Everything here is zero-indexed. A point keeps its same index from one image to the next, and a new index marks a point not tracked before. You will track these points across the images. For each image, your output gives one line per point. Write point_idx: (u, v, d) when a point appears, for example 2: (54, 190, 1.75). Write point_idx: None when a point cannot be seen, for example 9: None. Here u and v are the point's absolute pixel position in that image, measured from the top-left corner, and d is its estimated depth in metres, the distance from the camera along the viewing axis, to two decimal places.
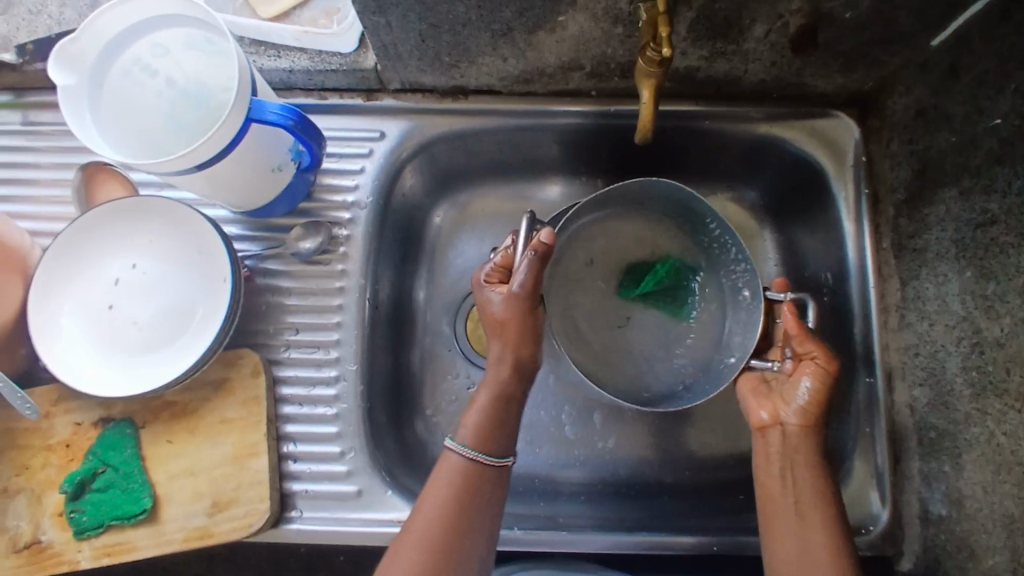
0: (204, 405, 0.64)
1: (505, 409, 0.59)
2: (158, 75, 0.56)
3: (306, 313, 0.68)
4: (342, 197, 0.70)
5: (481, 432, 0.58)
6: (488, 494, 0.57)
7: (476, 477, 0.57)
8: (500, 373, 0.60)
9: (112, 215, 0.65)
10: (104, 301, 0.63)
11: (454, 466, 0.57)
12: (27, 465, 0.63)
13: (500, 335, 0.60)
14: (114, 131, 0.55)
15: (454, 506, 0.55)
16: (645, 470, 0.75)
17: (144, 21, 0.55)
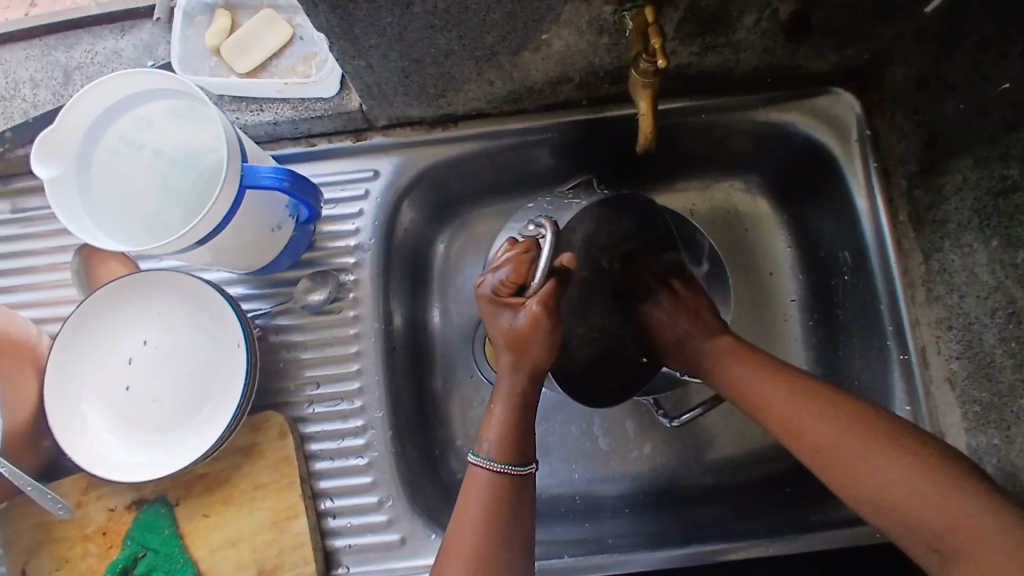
0: (235, 474, 0.63)
1: (526, 415, 0.56)
2: (146, 146, 0.56)
3: (325, 364, 0.67)
4: (344, 243, 0.69)
5: (502, 442, 0.54)
6: (514, 506, 0.52)
7: (507, 486, 0.53)
8: (519, 383, 0.55)
9: (116, 294, 0.64)
10: (120, 383, 0.62)
11: (482, 481, 0.53)
12: (66, 558, 0.62)
13: (514, 352, 0.55)
14: (109, 215, 0.54)
15: (489, 522, 0.51)
16: (686, 474, 0.74)
17: (124, 97, 0.53)
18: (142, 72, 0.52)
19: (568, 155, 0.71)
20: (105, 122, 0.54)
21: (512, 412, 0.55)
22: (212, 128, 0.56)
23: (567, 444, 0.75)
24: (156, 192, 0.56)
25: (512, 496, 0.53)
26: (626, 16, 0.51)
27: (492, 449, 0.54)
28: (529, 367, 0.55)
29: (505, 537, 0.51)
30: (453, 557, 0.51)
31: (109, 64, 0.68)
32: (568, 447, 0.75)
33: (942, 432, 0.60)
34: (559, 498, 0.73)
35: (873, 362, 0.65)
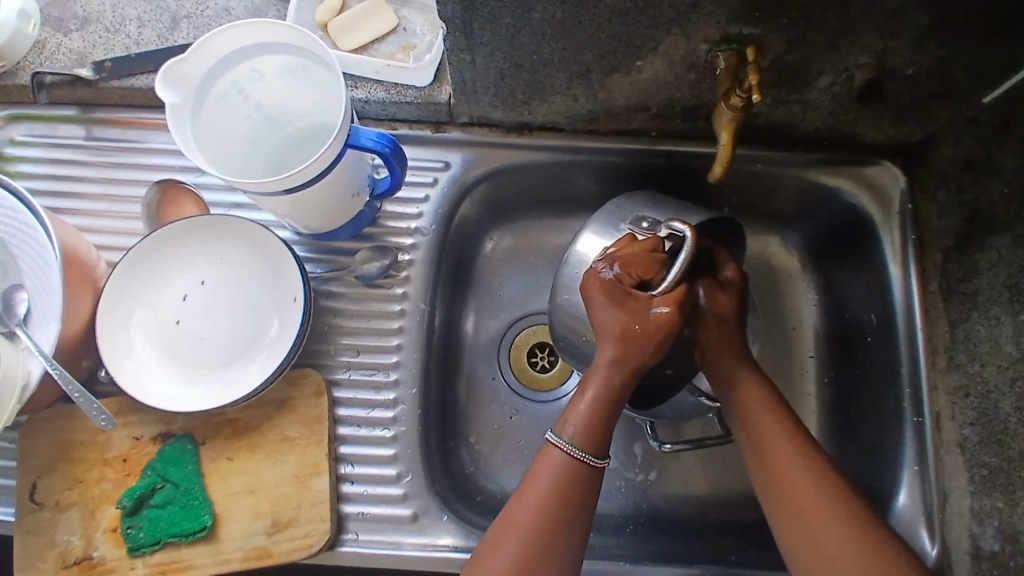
0: (266, 423, 0.64)
1: (612, 408, 0.57)
2: (251, 100, 0.59)
3: (366, 335, 0.69)
4: (406, 224, 0.72)
5: (584, 427, 0.56)
6: (584, 492, 0.55)
7: (577, 474, 0.55)
8: (616, 376, 0.57)
9: (185, 231, 0.66)
10: (172, 317, 0.64)
11: (554, 463, 0.56)
12: (80, 479, 0.63)
13: (621, 341, 0.57)
14: (209, 149, 0.57)
15: (546, 500, 0.54)
16: (688, 504, 0.75)
17: (248, 46, 0.56)
18: (274, 26, 0.55)
19: (626, 181, 0.75)
20: (225, 66, 0.57)
21: (602, 403, 0.57)
22: (318, 92, 0.59)
23: None
24: (248, 140, 0.60)
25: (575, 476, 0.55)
26: (721, 56, 0.56)
27: (575, 434, 0.56)
28: (634, 363, 0.57)
29: (564, 525, 0.54)
30: (513, 525, 0.54)
31: (217, 20, 0.71)
32: None
33: (946, 494, 0.64)
34: None
35: (885, 421, 0.68)
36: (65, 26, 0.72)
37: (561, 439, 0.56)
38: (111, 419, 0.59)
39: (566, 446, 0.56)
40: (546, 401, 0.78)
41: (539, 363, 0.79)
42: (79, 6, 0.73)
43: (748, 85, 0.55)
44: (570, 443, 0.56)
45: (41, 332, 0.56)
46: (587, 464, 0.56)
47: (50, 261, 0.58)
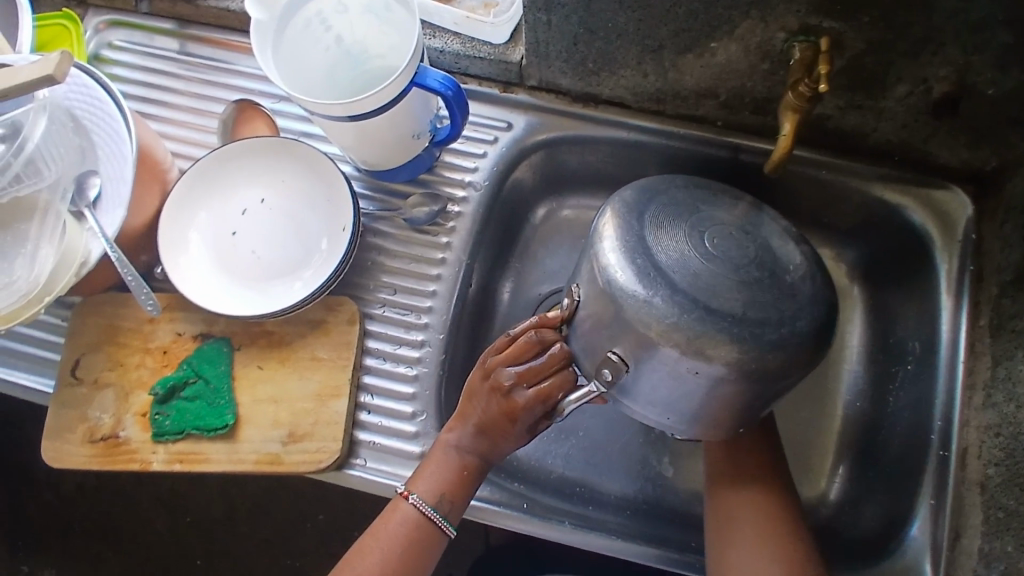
0: (298, 340, 0.67)
1: (467, 481, 0.61)
2: (328, 36, 0.62)
3: (405, 276, 0.71)
4: (460, 177, 0.73)
5: (448, 497, 0.60)
6: (426, 548, 0.60)
7: (423, 532, 0.60)
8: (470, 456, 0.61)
9: (255, 150, 0.69)
10: (229, 228, 0.68)
11: (403, 516, 0.60)
12: (122, 363, 0.67)
13: (478, 429, 0.60)
14: (287, 70, 0.60)
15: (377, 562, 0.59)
16: (692, 499, 0.75)
17: None
18: None
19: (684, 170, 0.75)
20: None
21: (449, 469, 0.60)
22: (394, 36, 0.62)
23: (589, 433, 0.77)
24: (325, 72, 0.63)
25: (415, 541, 0.59)
26: (796, 47, 0.56)
27: (425, 492, 0.60)
28: (489, 446, 0.60)
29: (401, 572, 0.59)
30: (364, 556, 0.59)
31: None
32: (589, 438, 0.77)
33: (958, 531, 0.62)
34: (566, 479, 0.75)
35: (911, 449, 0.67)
36: None
37: (437, 513, 0.60)
38: (157, 306, 0.63)
39: (418, 504, 0.60)
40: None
41: None
42: None
43: (818, 77, 0.54)
44: (422, 502, 0.59)
45: (106, 217, 0.59)
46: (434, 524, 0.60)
47: (126, 153, 0.61)
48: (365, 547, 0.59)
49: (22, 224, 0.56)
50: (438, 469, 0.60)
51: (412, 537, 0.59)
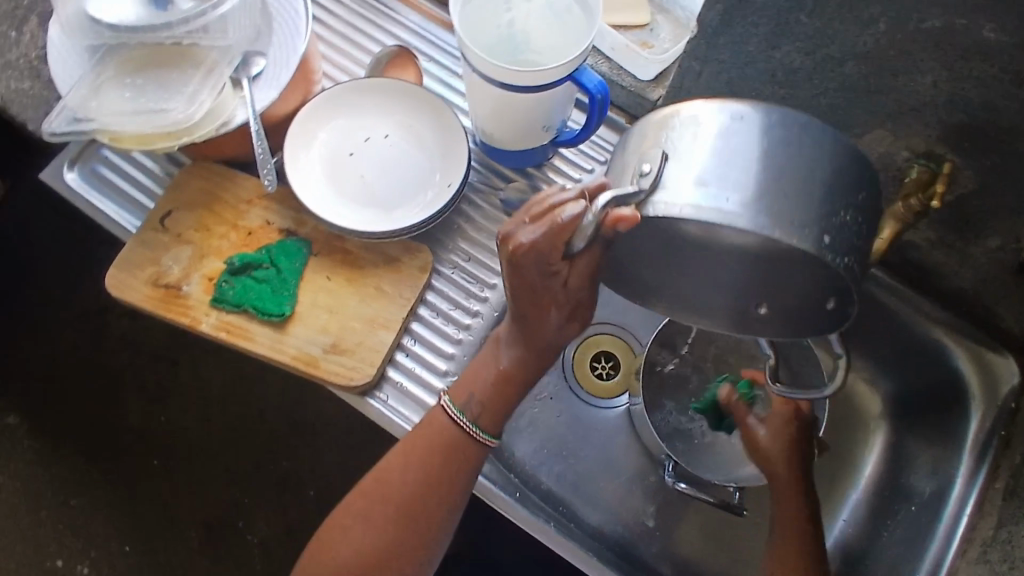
0: (370, 268, 0.70)
1: (509, 386, 0.65)
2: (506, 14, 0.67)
3: (482, 250, 0.74)
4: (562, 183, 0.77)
5: (484, 407, 0.65)
6: (463, 458, 0.63)
7: (454, 444, 0.63)
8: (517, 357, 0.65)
9: (395, 89, 0.74)
10: (348, 148, 0.72)
11: (439, 427, 0.64)
12: (208, 227, 0.70)
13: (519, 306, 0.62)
14: (467, 19, 0.66)
15: (413, 470, 0.63)
16: (661, 557, 0.77)
17: None
18: None
19: None
20: None
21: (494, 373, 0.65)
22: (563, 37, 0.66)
23: (588, 460, 0.80)
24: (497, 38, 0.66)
25: (444, 457, 0.63)
26: (915, 168, 0.60)
27: (466, 407, 0.65)
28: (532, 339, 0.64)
29: (441, 477, 0.63)
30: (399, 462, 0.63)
31: None
32: (586, 464, 0.80)
33: None
34: (551, 494, 0.78)
35: None
36: None
37: (465, 419, 0.64)
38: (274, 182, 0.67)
39: (453, 416, 0.64)
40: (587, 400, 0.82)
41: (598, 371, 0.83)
42: None
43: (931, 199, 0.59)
44: (458, 415, 0.64)
45: (261, 93, 0.64)
46: (471, 438, 0.64)
47: (297, 47, 0.65)
48: (399, 454, 0.64)
49: (188, 70, 0.60)
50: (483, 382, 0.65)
51: (446, 453, 0.63)
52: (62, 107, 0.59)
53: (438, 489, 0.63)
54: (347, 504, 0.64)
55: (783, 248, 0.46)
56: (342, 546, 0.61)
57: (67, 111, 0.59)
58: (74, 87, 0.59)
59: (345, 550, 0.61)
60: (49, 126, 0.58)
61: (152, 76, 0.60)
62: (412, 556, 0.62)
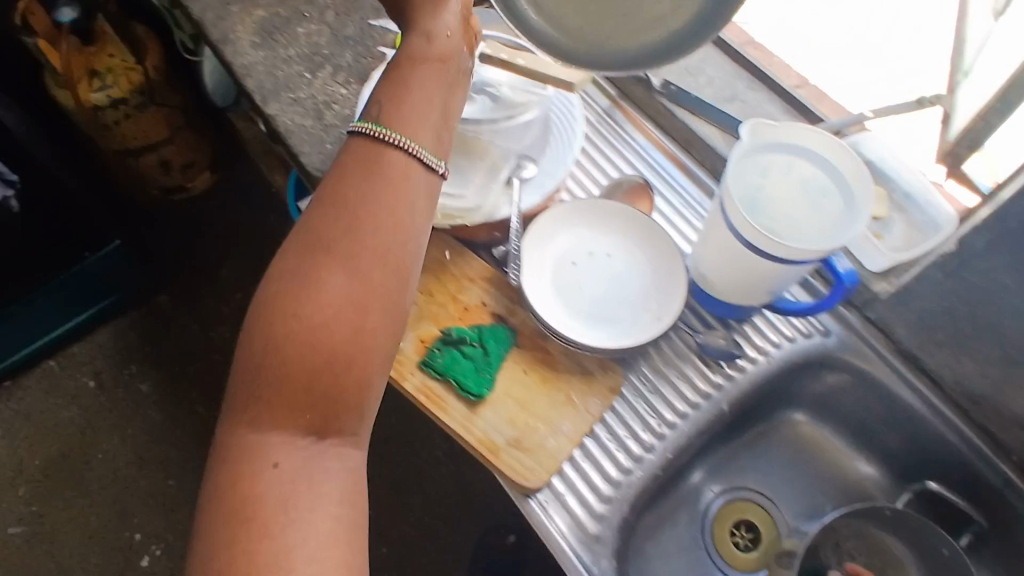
0: (564, 374, 0.72)
1: (425, 198, 0.53)
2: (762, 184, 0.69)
3: (669, 387, 0.75)
4: (762, 344, 0.79)
5: (400, 198, 0.51)
6: (411, 211, 0.51)
7: (392, 167, 0.52)
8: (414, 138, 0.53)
9: (626, 217, 0.78)
10: (572, 258, 0.76)
11: (388, 157, 0.52)
12: (431, 293, 0.75)
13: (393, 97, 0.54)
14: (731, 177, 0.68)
15: (358, 225, 0.50)
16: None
17: (815, 153, 0.68)
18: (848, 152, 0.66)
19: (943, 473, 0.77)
20: (788, 151, 0.69)
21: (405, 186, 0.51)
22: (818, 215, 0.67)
23: None
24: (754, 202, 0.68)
25: (391, 312, 0.49)
26: None
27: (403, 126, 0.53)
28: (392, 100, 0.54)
29: (381, 262, 0.49)
30: (322, 232, 0.49)
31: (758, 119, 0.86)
32: None
33: None
34: None
35: None
36: None
37: (424, 149, 0.53)
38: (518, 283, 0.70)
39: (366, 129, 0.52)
40: (722, 568, 0.80)
41: (735, 540, 0.81)
42: None
43: None
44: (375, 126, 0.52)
45: (528, 192, 0.69)
46: (411, 158, 0.52)
47: (566, 160, 0.70)
48: (321, 211, 0.51)
49: (473, 160, 0.69)
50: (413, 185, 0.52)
51: (367, 170, 0.51)
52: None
53: (355, 224, 0.49)
54: (313, 237, 0.49)
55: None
56: (316, 308, 0.47)
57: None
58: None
59: (304, 341, 0.47)
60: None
61: (444, 159, 0.68)
62: (367, 411, 0.50)
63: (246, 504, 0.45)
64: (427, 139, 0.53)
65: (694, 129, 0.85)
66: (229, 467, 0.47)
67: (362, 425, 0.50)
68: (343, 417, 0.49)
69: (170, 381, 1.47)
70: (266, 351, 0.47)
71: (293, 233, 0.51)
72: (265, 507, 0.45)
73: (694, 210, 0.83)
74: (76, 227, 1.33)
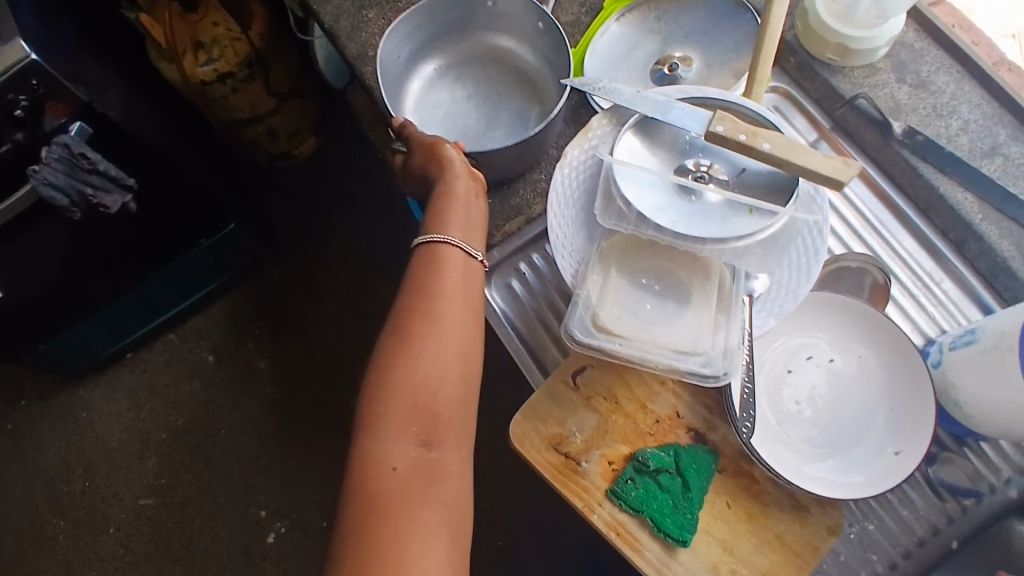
0: (774, 510, 0.62)
1: (428, 267, 0.60)
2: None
3: (889, 520, 0.64)
4: (1004, 472, 0.66)
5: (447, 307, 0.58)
6: (464, 265, 0.61)
7: (448, 248, 0.61)
8: (454, 254, 0.61)
9: (856, 313, 0.65)
10: (789, 364, 0.65)
11: (453, 255, 0.61)
12: (618, 400, 0.65)
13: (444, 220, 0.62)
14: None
15: (435, 284, 0.59)
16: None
17: None
18: None
19: None
20: None
21: (460, 279, 0.60)
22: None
23: None
24: None
25: (432, 262, 0.60)
26: None
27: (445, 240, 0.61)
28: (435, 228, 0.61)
29: (441, 289, 0.59)
30: (421, 332, 0.57)
31: None
32: None
33: None
34: None
35: None
36: (903, 75, 0.72)
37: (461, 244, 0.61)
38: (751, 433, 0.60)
39: (454, 241, 0.61)
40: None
41: None
42: (926, 68, 0.73)
43: None
44: (451, 237, 0.61)
45: (759, 316, 0.57)
46: (451, 247, 0.61)
47: (811, 274, 0.56)
48: (410, 291, 0.59)
49: (698, 278, 0.57)
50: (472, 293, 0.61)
51: (429, 255, 0.60)
52: (578, 307, 0.55)
53: (431, 284, 0.59)
54: (410, 321, 0.57)
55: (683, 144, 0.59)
56: (433, 367, 0.56)
57: (581, 308, 0.55)
58: (586, 275, 0.56)
59: (413, 383, 0.55)
60: (570, 332, 0.54)
61: (666, 277, 0.57)
62: (461, 429, 0.57)
63: (372, 513, 0.50)
64: (476, 241, 0.63)
65: (942, 195, 0.69)
66: (365, 486, 0.52)
67: (462, 434, 0.56)
68: (445, 431, 0.55)
69: (284, 363, 1.42)
70: (388, 397, 0.55)
71: (394, 313, 0.59)
72: (395, 503, 0.51)
73: (933, 298, 0.69)
74: (190, 213, 1.21)
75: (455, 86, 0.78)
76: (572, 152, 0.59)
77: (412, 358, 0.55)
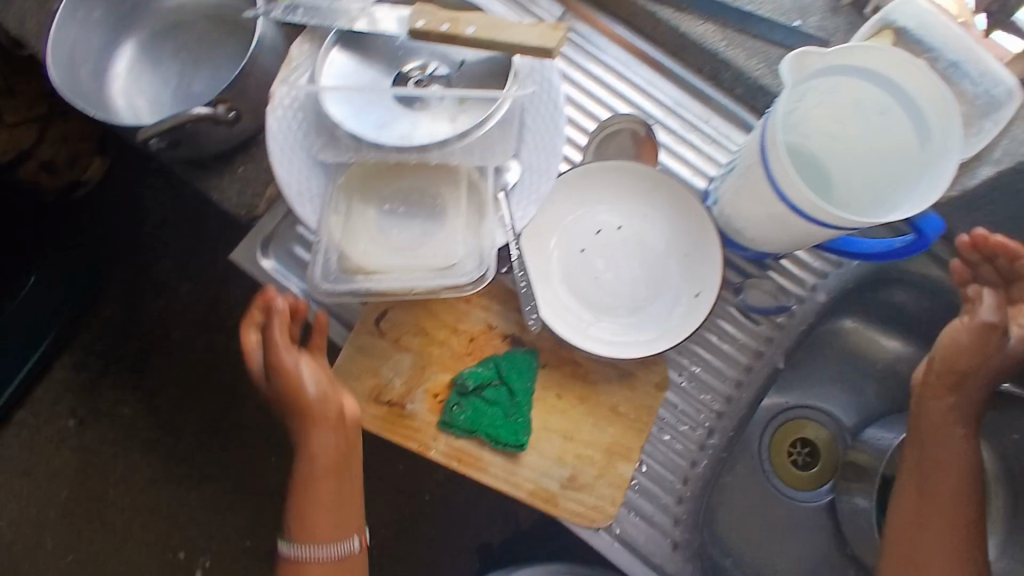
0: (603, 385, 0.63)
1: (317, 466, 0.60)
2: (800, 129, 0.57)
3: (715, 355, 0.66)
4: (807, 277, 0.68)
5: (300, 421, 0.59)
6: (338, 432, 0.60)
7: (320, 412, 0.59)
8: (329, 442, 0.60)
9: (630, 176, 0.64)
10: (580, 243, 0.64)
11: (332, 415, 0.59)
12: (426, 332, 0.63)
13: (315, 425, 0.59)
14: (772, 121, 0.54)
15: (308, 452, 0.60)
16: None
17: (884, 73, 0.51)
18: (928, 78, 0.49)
19: None
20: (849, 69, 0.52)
21: (337, 437, 0.60)
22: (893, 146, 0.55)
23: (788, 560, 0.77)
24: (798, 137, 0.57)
25: (305, 428, 0.59)
26: None
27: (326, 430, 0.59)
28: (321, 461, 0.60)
29: (304, 440, 0.60)
30: (306, 480, 0.61)
31: None
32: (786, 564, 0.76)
33: None
34: None
35: None
36: None
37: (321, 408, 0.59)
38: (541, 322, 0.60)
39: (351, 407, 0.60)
40: (779, 487, 0.81)
41: (796, 458, 0.81)
42: None
43: None
44: (318, 383, 0.58)
45: (519, 206, 0.54)
46: (332, 411, 0.59)
47: (558, 150, 0.55)
48: (306, 460, 0.60)
49: (444, 186, 0.54)
50: (317, 393, 0.59)
51: (302, 419, 0.59)
52: (320, 256, 0.51)
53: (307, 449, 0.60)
54: (310, 486, 0.61)
55: (396, 50, 0.55)
56: (328, 535, 0.61)
57: (329, 256, 0.52)
58: (326, 219, 0.52)
59: (338, 545, 0.62)
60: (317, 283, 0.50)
61: (409, 197, 0.54)
62: (354, 506, 0.63)
63: None
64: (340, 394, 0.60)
65: (685, 33, 0.67)
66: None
67: (355, 513, 0.63)
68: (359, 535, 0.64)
69: None
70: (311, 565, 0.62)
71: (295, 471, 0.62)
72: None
73: (704, 137, 0.69)
74: None
75: (163, 59, 0.69)
76: (278, 90, 0.52)
77: (331, 522, 0.61)
